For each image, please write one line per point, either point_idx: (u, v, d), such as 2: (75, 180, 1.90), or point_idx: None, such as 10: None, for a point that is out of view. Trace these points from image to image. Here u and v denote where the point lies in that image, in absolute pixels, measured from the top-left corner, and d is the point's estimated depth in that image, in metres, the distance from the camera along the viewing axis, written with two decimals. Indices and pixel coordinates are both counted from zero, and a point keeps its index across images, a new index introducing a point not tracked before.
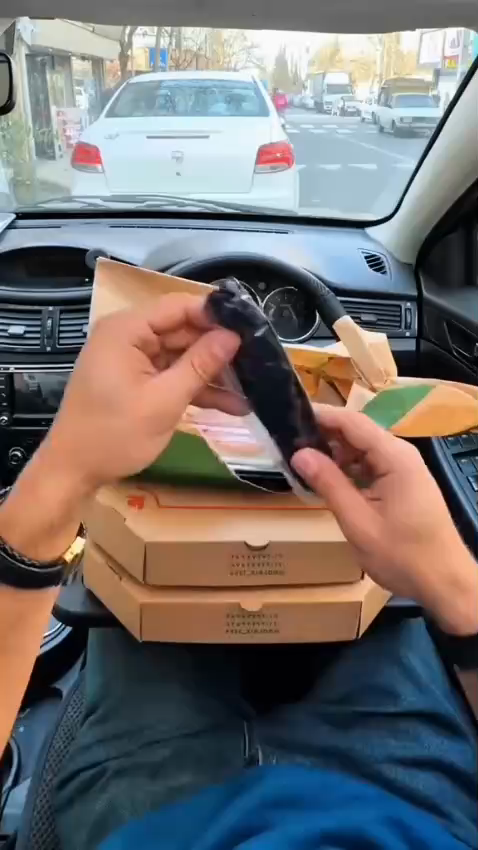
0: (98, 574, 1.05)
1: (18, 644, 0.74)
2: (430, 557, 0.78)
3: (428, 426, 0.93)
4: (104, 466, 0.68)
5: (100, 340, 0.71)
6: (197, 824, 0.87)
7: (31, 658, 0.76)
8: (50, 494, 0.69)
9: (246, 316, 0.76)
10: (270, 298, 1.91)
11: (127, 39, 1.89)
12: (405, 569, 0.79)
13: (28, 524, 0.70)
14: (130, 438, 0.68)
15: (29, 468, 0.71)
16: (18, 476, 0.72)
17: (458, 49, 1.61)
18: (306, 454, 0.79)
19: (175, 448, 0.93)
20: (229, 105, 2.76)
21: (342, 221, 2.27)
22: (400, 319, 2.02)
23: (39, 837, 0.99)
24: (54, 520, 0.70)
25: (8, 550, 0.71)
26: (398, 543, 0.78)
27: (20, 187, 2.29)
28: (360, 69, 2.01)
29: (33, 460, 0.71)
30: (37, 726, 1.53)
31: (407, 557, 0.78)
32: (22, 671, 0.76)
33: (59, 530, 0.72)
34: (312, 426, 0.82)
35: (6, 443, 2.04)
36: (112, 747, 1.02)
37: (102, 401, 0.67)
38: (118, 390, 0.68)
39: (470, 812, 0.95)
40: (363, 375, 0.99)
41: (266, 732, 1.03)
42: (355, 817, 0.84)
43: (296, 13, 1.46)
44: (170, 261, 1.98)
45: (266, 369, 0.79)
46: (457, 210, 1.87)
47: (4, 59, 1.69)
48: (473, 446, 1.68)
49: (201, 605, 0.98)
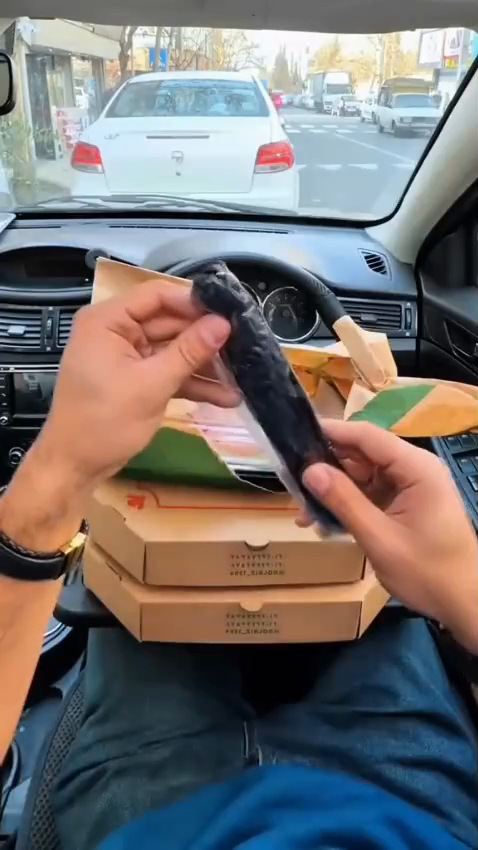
0: (98, 574, 1.04)
1: (19, 637, 0.78)
2: (454, 574, 0.86)
3: (428, 426, 0.93)
4: (91, 454, 0.71)
5: (83, 330, 0.73)
6: (196, 824, 0.87)
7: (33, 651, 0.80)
8: (45, 485, 0.73)
9: (232, 301, 0.77)
10: (270, 298, 1.91)
11: (127, 39, 1.89)
12: (428, 583, 0.86)
13: (26, 515, 0.74)
14: (113, 424, 0.70)
15: (27, 460, 0.75)
16: (18, 469, 0.76)
17: (458, 49, 1.63)
18: (318, 470, 0.79)
19: (175, 444, 0.93)
20: (229, 105, 2.76)
21: (342, 221, 2.27)
22: (400, 319, 2.02)
23: (39, 837, 0.99)
24: (51, 511, 0.74)
25: (5, 540, 0.75)
26: (422, 559, 0.85)
27: (20, 187, 2.29)
28: (360, 69, 2.01)
29: (31, 453, 0.75)
30: (37, 726, 1.53)
31: (430, 573, 0.85)
32: (23, 668, 0.80)
33: (56, 520, 0.76)
34: (318, 438, 0.82)
35: (6, 443, 2.04)
36: (112, 747, 1.02)
37: (85, 389, 0.70)
38: (99, 377, 0.70)
39: (469, 812, 0.95)
40: (360, 374, 0.99)
41: (266, 732, 1.03)
42: (355, 817, 0.84)
43: (296, 13, 1.46)
44: (170, 261, 1.99)
45: (257, 357, 0.78)
46: (456, 210, 1.88)
47: (3, 59, 1.69)
48: (474, 447, 1.67)
49: (202, 605, 0.98)
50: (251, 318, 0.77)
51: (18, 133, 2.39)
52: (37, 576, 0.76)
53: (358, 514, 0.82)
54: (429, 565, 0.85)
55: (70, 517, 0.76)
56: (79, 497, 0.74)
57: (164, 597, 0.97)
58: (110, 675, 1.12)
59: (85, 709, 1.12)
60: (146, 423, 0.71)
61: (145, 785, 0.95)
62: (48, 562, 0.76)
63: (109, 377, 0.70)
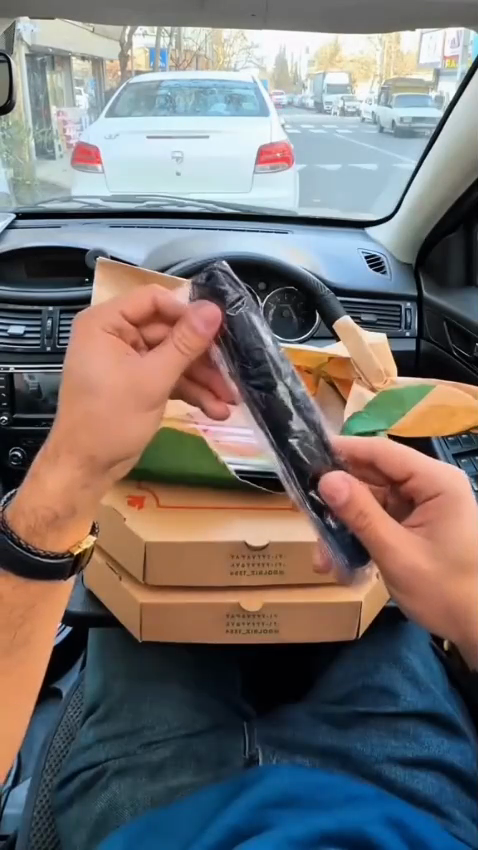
0: (99, 574, 1.04)
1: (31, 634, 0.82)
2: (472, 590, 0.84)
3: (426, 426, 0.93)
4: (95, 452, 0.73)
5: (81, 328, 0.75)
6: (197, 823, 0.87)
7: (45, 650, 0.84)
8: (53, 484, 0.75)
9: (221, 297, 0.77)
10: (270, 298, 1.90)
11: (127, 39, 1.89)
12: (445, 598, 0.84)
13: (35, 514, 0.77)
14: (113, 420, 0.72)
15: (38, 460, 0.78)
16: (30, 468, 0.79)
17: (458, 49, 1.63)
18: (335, 480, 0.77)
19: (174, 443, 0.93)
20: (229, 105, 2.76)
21: (342, 220, 2.27)
22: (400, 319, 2.02)
23: (39, 837, 0.99)
24: (59, 510, 0.76)
25: (15, 538, 0.78)
26: (439, 573, 0.83)
27: (20, 187, 2.29)
28: (360, 69, 2.01)
29: (41, 453, 0.78)
30: (38, 726, 1.54)
31: (447, 588, 0.84)
32: (35, 666, 0.84)
33: (66, 519, 0.78)
34: (326, 451, 0.81)
35: (6, 443, 2.04)
36: (111, 747, 1.02)
37: (86, 387, 0.71)
38: (98, 375, 0.71)
39: (469, 812, 0.95)
40: (358, 369, 0.99)
41: (266, 732, 1.03)
42: (355, 818, 0.84)
43: (296, 14, 1.46)
44: (170, 261, 1.99)
45: (255, 355, 0.78)
46: (456, 210, 1.88)
47: (3, 59, 1.69)
48: (473, 446, 1.68)
49: (202, 605, 0.98)
50: (243, 314, 0.77)
51: (19, 132, 2.39)
52: (45, 575, 0.79)
53: (377, 526, 0.80)
54: (449, 582, 0.84)
55: (78, 518, 0.78)
56: (86, 496, 0.77)
57: (164, 597, 0.97)
58: (109, 675, 1.12)
59: (85, 709, 1.12)
60: (146, 415, 0.73)
61: (145, 785, 0.95)
62: (56, 561, 0.78)
63: (108, 376, 0.71)
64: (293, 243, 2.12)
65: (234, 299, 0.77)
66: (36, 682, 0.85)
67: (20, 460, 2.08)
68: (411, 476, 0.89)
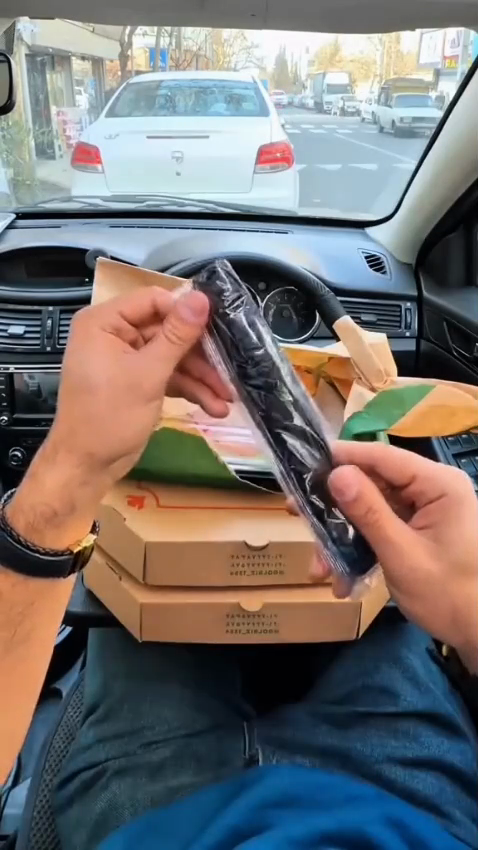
0: (98, 574, 1.04)
1: (31, 632, 0.82)
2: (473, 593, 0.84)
3: (426, 426, 0.93)
4: (94, 450, 0.74)
5: (79, 328, 0.76)
6: (196, 823, 0.87)
7: (46, 648, 0.84)
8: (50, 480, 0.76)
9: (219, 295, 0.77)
10: (270, 298, 1.90)
11: (127, 39, 1.89)
12: (446, 599, 0.84)
13: (33, 509, 0.78)
14: (111, 418, 0.73)
15: (38, 459, 0.79)
16: (29, 467, 0.80)
17: (458, 49, 1.63)
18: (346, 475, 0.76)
19: (174, 444, 0.94)
20: (229, 105, 2.76)
21: (341, 221, 2.27)
22: (400, 319, 2.02)
23: (39, 837, 0.99)
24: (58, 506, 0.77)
25: (15, 537, 0.78)
26: (442, 574, 0.84)
27: (21, 188, 2.30)
28: (360, 69, 2.01)
29: (41, 451, 0.79)
30: (38, 726, 1.54)
31: (449, 589, 0.84)
32: (36, 664, 0.84)
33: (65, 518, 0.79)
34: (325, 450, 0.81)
35: (6, 443, 2.04)
36: (111, 747, 1.02)
37: (85, 386, 0.72)
38: (96, 374, 0.72)
39: (470, 812, 0.95)
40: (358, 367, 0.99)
41: (266, 732, 1.02)
42: (355, 818, 0.84)
43: (296, 13, 1.46)
44: (169, 261, 1.99)
45: (255, 355, 0.78)
46: (455, 210, 1.88)
47: (3, 59, 1.69)
48: (473, 446, 1.68)
49: (202, 605, 0.98)
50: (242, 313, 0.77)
51: (19, 133, 2.38)
52: (44, 574, 0.79)
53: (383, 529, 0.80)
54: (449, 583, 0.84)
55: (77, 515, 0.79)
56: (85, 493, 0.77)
57: (164, 597, 0.97)
58: (109, 675, 1.12)
59: (85, 708, 1.12)
60: (146, 411, 0.74)
61: (145, 785, 0.95)
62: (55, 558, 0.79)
63: (107, 374, 0.72)
64: (293, 243, 2.11)
65: (233, 297, 0.77)
66: (36, 680, 0.85)
67: (20, 460, 2.08)
68: (412, 480, 0.87)
